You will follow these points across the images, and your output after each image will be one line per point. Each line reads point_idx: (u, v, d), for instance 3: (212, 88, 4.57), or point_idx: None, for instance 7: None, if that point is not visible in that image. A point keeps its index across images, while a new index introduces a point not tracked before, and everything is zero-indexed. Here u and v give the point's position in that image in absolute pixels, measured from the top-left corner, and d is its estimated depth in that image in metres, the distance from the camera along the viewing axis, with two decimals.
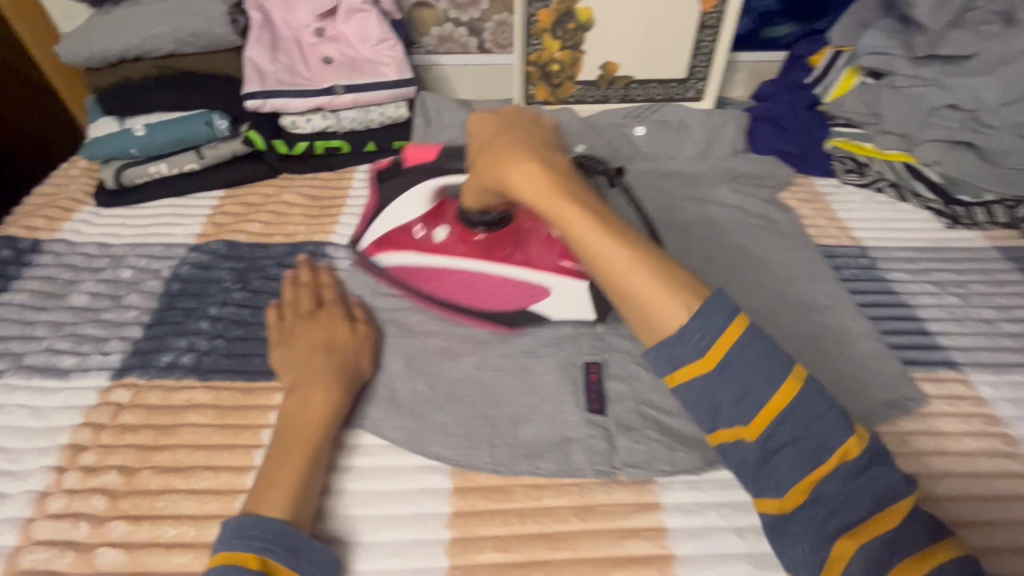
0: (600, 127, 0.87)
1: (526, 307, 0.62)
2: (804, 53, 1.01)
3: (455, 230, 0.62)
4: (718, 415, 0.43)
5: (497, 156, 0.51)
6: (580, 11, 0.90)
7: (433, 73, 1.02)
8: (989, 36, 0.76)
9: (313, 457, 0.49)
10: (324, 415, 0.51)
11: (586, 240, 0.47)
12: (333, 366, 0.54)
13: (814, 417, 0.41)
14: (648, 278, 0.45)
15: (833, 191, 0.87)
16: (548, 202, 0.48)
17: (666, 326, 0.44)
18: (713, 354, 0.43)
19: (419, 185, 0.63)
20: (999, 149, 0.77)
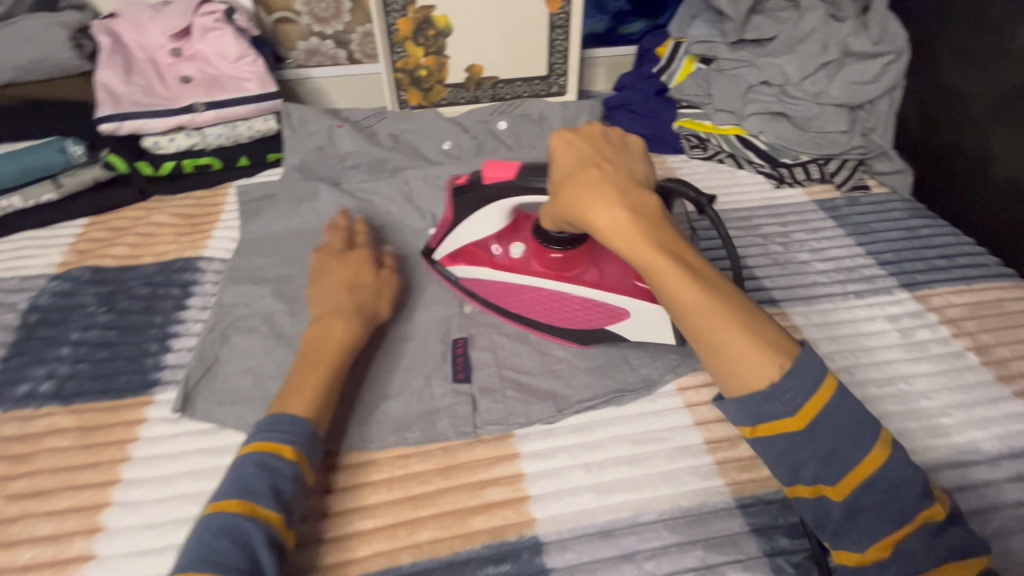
0: (466, 125, 0.93)
1: (599, 326, 0.62)
2: (650, 46, 1.13)
3: (531, 249, 0.62)
4: (801, 471, 0.43)
5: (581, 191, 0.49)
6: (437, 18, 0.96)
7: (306, 86, 1.04)
8: (784, 21, 0.90)
9: (321, 385, 0.53)
10: (343, 342, 0.57)
11: (672, 288, 0.45)
12: (352, 302, 0.60)
13: (901, 482, 0.42)
14: (737, 331, 0.43)
15: (681, 165, 0.97)
16: (636, 247, 0.46)
17: (747, 380, 0.43)
18: (806, 411, 0.42)
19: (492, 203, 0.60)
20: (805, 115, 0.89)
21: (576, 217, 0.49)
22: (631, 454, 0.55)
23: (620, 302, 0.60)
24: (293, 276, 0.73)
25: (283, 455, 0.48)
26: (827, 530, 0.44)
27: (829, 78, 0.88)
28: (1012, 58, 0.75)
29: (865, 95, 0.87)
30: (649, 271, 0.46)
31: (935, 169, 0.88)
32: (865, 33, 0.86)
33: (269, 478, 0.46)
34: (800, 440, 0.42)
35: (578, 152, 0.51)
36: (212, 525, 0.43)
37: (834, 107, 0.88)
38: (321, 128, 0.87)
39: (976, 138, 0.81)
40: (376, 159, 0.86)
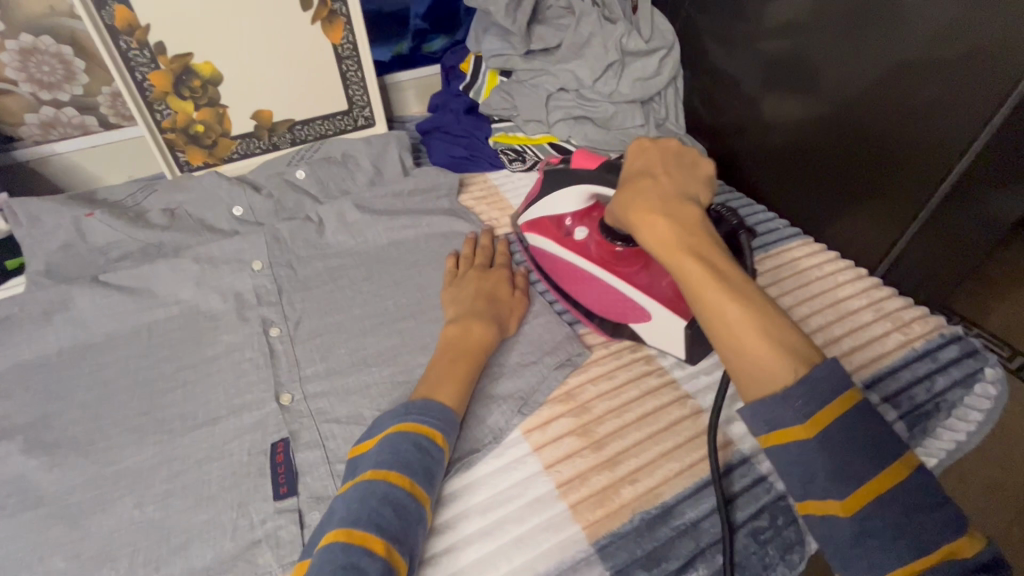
0: (259, 182, 0.82)
1: (627, 321, 0.64)
2: (453, 63, 1.10)
3: (595, 235, 0.67)
4: (810, 483, 0.37)
5: (635, 189, 0.52)
6: (199, 66, 0.84)
7: (55, 164, 0.87)
8: (564, 28, 0.92)
9: (465, 378, 0.56)
10: (482, 343, 0.60)
11: (697, 288, 0.44)
12: (487, 307, 0.64)
13: (928, 508, 0.35)
14: (758, 335, 0.40)
15: (505, 181, 0.96)
16: (667, 243, 0.47)
17: (768, 378, 0.39)
18: (818, 420, 0.37)
19: (576, 186, 0.66)
20: (605, 115, 0.92)
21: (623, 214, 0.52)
22: (482, 526, 0.51)
23: (641, 301, 0.62)
24: (53, 415, 0.59)
25: (432, 440, 0.49)
26: (836, 553, 0.37)
27: (618, 77, 0.91)
28: (766, 32, 0.81)
29: (651, 90, 0.91)
30: (675, 266, 0.46)
31: (740, 150, 0.93)
32: (637, 32, 0.90)
33: (424, 459, 0.48)
34: (814, 452, 0.37)
35: (644, 158, 0.56)
36: (375, 492, 0.44)
37: (627, 103, 0.91)
38: (65, 219, 0.71)
39: (763, 115, 0.86)
40: (151, 242, 0.73)
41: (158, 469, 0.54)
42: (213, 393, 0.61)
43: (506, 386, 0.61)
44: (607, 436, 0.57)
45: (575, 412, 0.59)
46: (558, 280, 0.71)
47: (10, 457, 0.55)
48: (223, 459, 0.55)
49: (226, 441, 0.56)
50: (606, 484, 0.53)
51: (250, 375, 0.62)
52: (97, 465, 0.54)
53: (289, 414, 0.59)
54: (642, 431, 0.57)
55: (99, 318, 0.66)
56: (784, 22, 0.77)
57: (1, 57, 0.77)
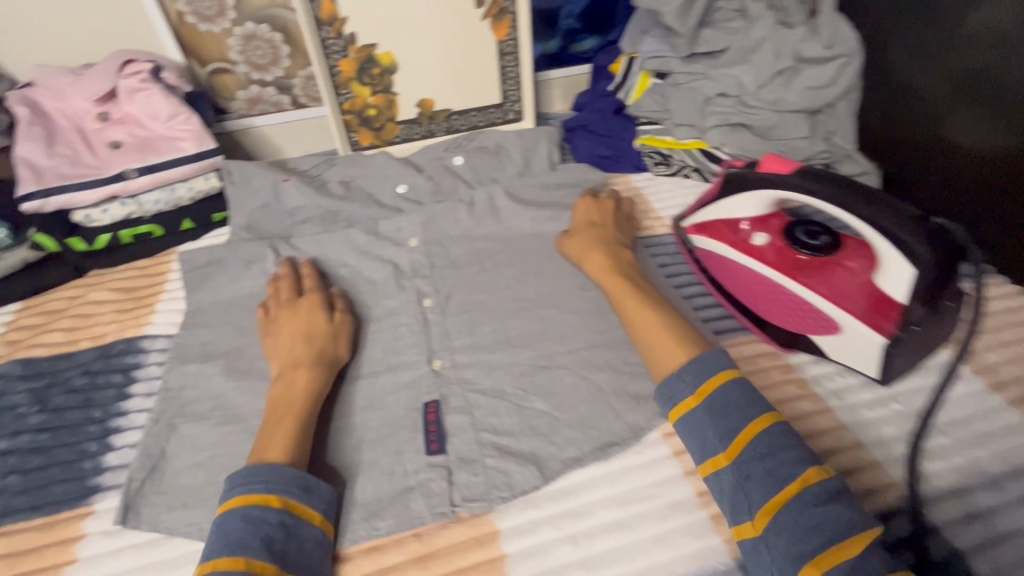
0: (421, 165, 0.89)
1: (807, 333, 0.64)
2: (604, 63, 1.10)
3: (775, 241, 0.68)
4: (703, 444, 0.50)
5: (579, 239, 0.74)
6: (381, 56, 0.93)
7: (252, 135, 0.99)
8: (734, 31, 0.89)
9: (295, 432, 0.53)
10: (309, 389, 0.58)
11: (628, 307, 0.64)
12: (313, 352, 0.61)
13: (780, 451, 0.47)
14: (664, 334, 0.59)
15: (647, 184, 0.95)
16: (603, 276, 0.69)
17: (667, 357, 0.58)
18: (701, 392, 0.53)
19: (763, 190, 0.66)
20: (765, 124, 0.88)
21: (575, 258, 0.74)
22: (619, 517, 0.51)
23: (830, 311, 0.61)
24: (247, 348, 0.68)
25: (269, 506, 0.47)
26: (729, 509, 0.48)
27: (786, 85, 0.87)
28: (958, 39, 0.74)
29: (821, 100, 0.86)
30: (613, 292, 0.67)
31: (916, 171, 0.84)
32: (815, 38, 0.84)
33: (259, 530, 0.45)
34: (702, 416, 0.52)
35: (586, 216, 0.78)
36: None
37: (792, 113, 0.87)
38: (267, 182, 0.82)
39: (950, 137, 0.78)
40: (329, 210, 0.81)
41: (329, 408, 0.60)
42: (372, 351, 0.67)
43: (647, 386, 0.61)
44: None
45: None
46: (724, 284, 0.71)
47: (216, 377, 0.64)
48: (382, 410, 0.61)
49: (384, 395, 0.62)
50: None
51: (405, 338, 0.68)
52: None
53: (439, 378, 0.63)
54: None
55: (284, 271, 0.75)
56: (979, 32, 0.71)
57: (229, 41, 0.90)
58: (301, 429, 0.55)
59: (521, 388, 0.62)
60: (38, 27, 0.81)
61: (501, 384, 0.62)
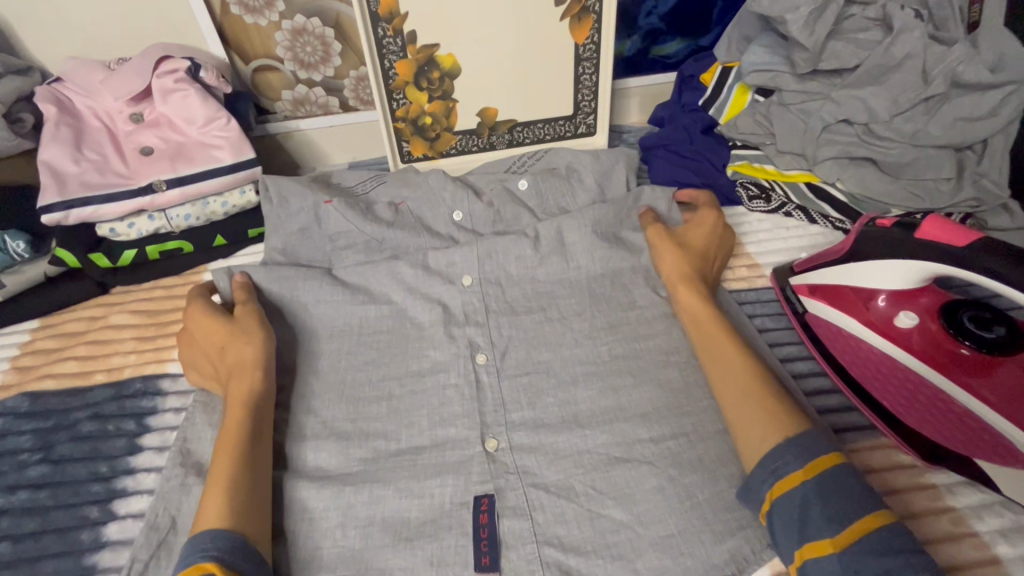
0: (479, 186, 0.78)
1: (969, 454, 0.49)
2: (693, 72, 0.96)
3: (927, 327, 0.54)
4: (807, 524, 0.42)
5: (677, 259, 0.64)
6: (442, 58, 0.81)
7: (296, 139, 0.90)
8: (869, 45, 0.73)
9: (241, 461, 0.49)
10: (248, 396, 0.53)
11: (721, 363, 0.54)
12: (245, 357, 0.55)
13: (902, 554, 0.39)
14: (759, 412, 0.49)
15: (739, 222, 0.81)
16: (695, 309, 0.60)
17: (765, 438, 0.47)
18: (813, 468, 0.44)
19: (918, 262, 0.52)
20: (898, 161, 0.72)
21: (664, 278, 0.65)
22: None
23: (1011, 435, 0.48)
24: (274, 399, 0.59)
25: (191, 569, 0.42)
26: None
27: (928, 114, 0.71)
28: None
29: (975, 135, 0.70)
30: (704, 341, 0.57)
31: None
32: (977, 58, 0.68)
33: None
34: (810, 493, 0.43)
35: (692, 235, 0.68)
36: None
37: (934, 148, 0.72)
38: (306, 204, 0.72)
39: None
40: (373, 236, 0.71)
41: (360, 490, 0.51)
42: (413, 417, 0.57)
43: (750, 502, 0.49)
44: None
45: None
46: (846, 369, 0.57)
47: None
48: (424, 500, 0.50)
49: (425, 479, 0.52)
50: None
51: (452, 405, 0.57)
52: (310, 470, 0.53)
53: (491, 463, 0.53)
54: None
55: (320, 307, 0.66)
56: None
57: (277, 36, 0.80)
58: (248, 456, 0.49)
59: (592, 487, 0.50)
60: (72, 14, 0.73)
61: (567, 479, 0.51)
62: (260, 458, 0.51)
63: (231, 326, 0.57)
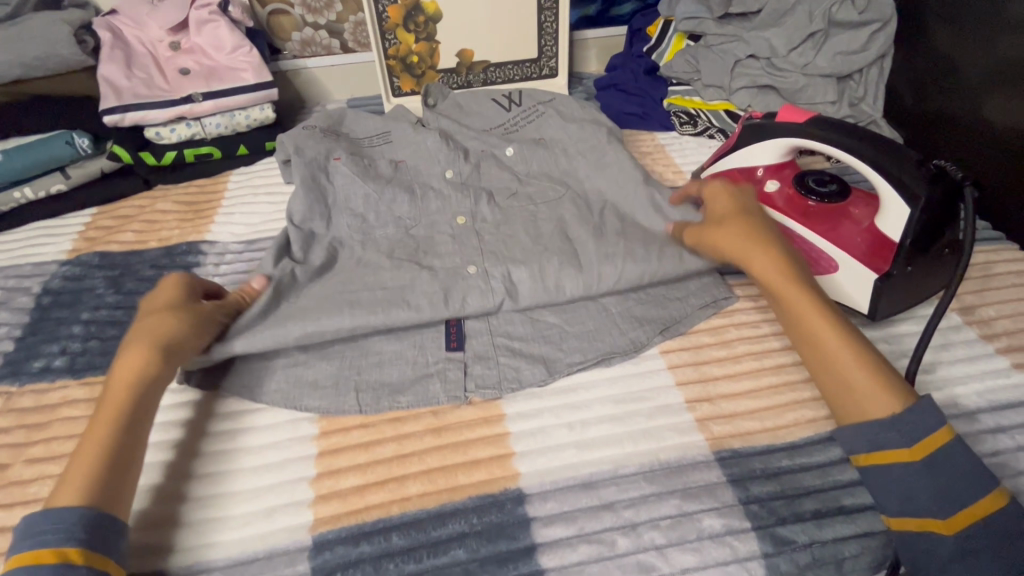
0: (467, 149, 0.80)
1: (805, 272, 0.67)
2: (641, 25, 1.13)
3: (786, 191, 0.71)
4: (912, 501, 0.45)
5: (742, 228, 0.60)
6: (426, 5, 0.98)
7: (303, 77, 1.06)
8: None
9: (88, 467, 0.46)
10: (135, 391, 0.51)
11: (820, 336, 0.52)
12: (150, 344, 0.52)
13: (1015, 537, 0.42)
14: (869, 376, 0.49)
15: (672, 142, 0.99)
16: (784, 289, 0.55)
17: (874, 403, 0.48)
18: (920, 447, 0.45)
19: (779, 139, 0.69)
20: (793, 87, 0.90)
21: (726, 253, 0.60)
22: (613, 413, 0.57)
23: (835, 254, 0.64)
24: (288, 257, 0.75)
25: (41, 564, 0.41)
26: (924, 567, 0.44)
27: (817, 48, 0.89)
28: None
29: (852, 66, 0.88)
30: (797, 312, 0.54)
31: (939, 138, 0.85)
32: (849, 3, 0.86)
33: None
34: (915, 472, 0.45)
35: (729, 202, 0.64)
36: None
37: (821, 77, 0.90)
38: (318, 156, 0.76)
39: (975, 104, 0.78)
40: (372, 191, 0.74)
41: None
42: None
43: (651, 311, 0.65)
44: (744, 372, 0.60)
45: (714, 347, 0.63)
46: None
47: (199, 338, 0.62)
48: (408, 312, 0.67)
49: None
50: (738, 410, 0.57)
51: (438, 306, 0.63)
52: None
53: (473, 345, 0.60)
54: (775, 378, 0.59)
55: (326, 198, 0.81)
56: None
57: None
58: (101, 446, 0.47)
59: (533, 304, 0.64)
60: None
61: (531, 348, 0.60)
62: (135, 447, 0.49)
63: (167, 310, 0.55)
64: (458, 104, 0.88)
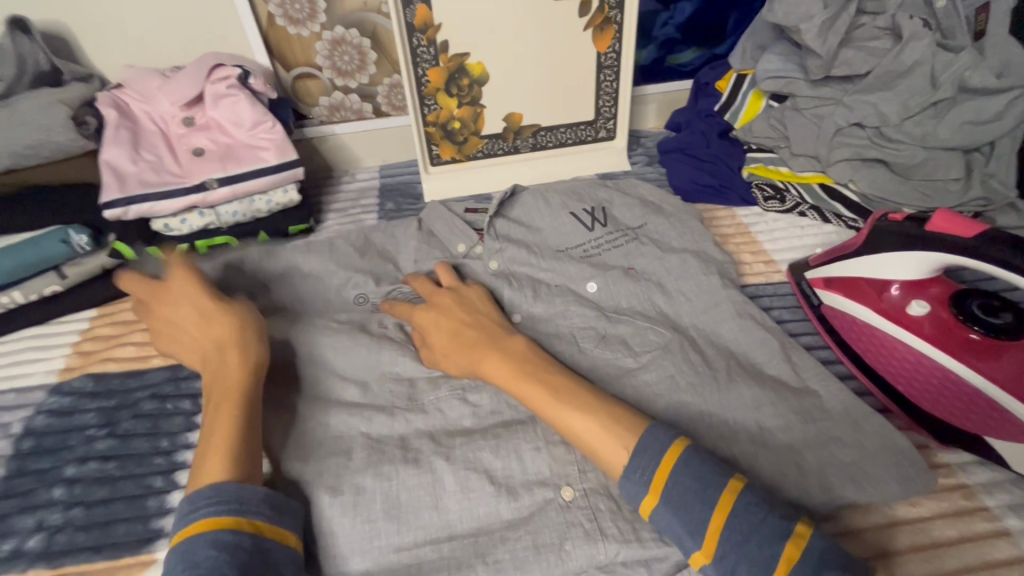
0: (541, 283, 0.68)
1: (981, 433, 0.52)
2: (709, 79, 1.00)
3: (939, 314, 0.57)
4: (678, 541, 0.42)
5: (460, 347, 0.56)
6: (472, 66, 0.86)
7: (331, 143, 0.94)
8: (881, 53, 0.76)
9: (235, 444, 0.47)
10: (241, 374, 0.51)
11: (559, 414, 0.49)
12: (226, 333, 0.53)
13: (755, 529, 0.40)
14: (597, 427, 0.47)
15: (756, 221, 0.85)
16: (507, 382, 0.52)
17: (610, 456, 0.46)
18: (654, 486, 0.44)
19: (931, 254, 0.55)
20: (909, 162, 0.76)
21: (461, 368, 0.56)
22: None
23: None
24: None
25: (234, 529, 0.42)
26: None
27: (938, 117, 0.75)
28: None
29: (982, 138, 0.73)
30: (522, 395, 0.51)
31: None
32: (983, 65, 0.72)
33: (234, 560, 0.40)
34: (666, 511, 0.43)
35: (440, 325, 0.59)
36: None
37: (943, 150, 0.75)
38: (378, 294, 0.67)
39: None
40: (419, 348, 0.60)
41: None
42: (443, 388, 0.57)
43: (775, 478, 0.51)
44: None
45: (859, 539, 0.49)
46: (860, 355, 0.61)
47: None
48: None
49: (455, 449, 0.53)
50: None
51: (513, 511, 0.49)
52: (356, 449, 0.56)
53: (550, 537, 0.47)
54: None
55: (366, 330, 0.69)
56: None
57: (317, 46, 0.85)
58: (234, 417, 0.48)
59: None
60: (131, 26, 0.79)
61: (623, 544, 0.47)
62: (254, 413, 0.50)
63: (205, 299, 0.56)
64: (522, 217, 0.75)
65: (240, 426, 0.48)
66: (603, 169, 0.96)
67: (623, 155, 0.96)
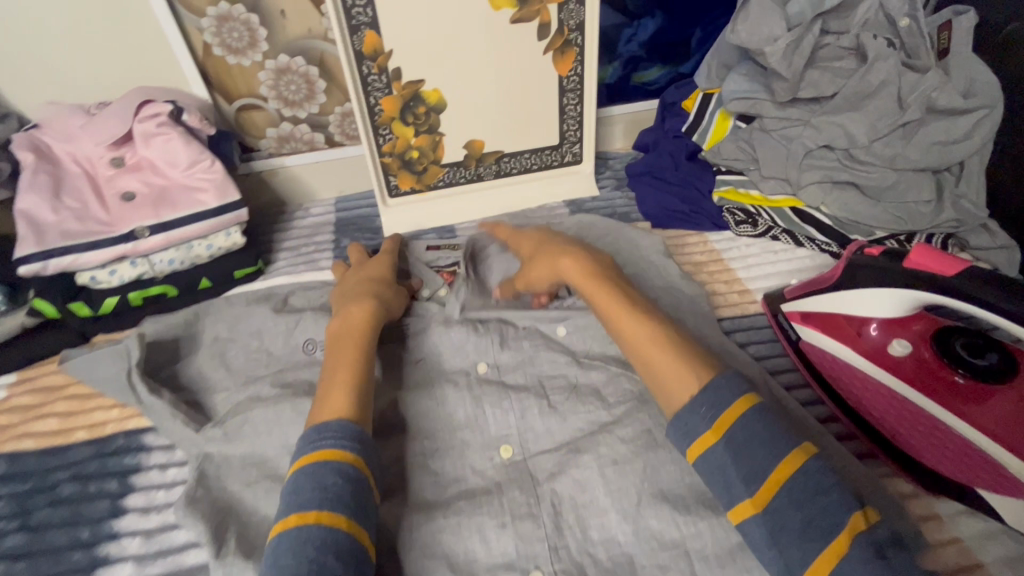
0: (505, 328, 0.64)
1: (970, 484, 0.49)
2: (676, 99, 0.97)
3: (921, 354, 0.55)
4: (727, 490, 0.42)
5: (366, 307, 0.58)
6: (427, 93, 0.81)
7: (281, 177, 0.89)
8: (846, 74, 0.74)
9: (356, 385, 0.51)
10: (367, 323, 0.57)
11: (621, 322, 0.51)
12: (368, 290, 0.62)
13: (819, 493, 0.39)
14: (656, 347, 0.49)
15: (729, 246, 0.82)
16: (585, 286, 0.55)
17: (672, 388, 0.47)
18: (720, 425, 0.43)
19: (909, 292, 0.52)
20: (880, 185, 0.74)
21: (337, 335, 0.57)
22: None
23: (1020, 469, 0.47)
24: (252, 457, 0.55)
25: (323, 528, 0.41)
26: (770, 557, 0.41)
27: (907, 138, 0.73)
28: None
29: (951, 159, 0.72)
30: (593, 298, 0.54)
31: None
32: (950, 85, 0.70)
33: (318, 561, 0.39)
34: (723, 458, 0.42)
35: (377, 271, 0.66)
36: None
37: (913, 172, 0.74)
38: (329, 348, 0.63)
39: None
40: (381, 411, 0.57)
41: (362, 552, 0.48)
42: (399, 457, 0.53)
43: None
44: None
45: None
46: (841, 397, 0.58)
47: None
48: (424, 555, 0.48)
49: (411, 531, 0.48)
50: None
51: None
52: None
53: None
54: None
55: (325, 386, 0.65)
56: None
57: (260, 75, 0.79)
58: (358, 360, 0.53)
59: (594, 555, 0.48)
60: (49, 60, 0.72)
61: None
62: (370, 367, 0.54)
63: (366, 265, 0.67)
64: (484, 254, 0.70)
65: (359, 367, 0.53)
66: (571, 196, 0.92)
67: (590, 179, 0.93)
